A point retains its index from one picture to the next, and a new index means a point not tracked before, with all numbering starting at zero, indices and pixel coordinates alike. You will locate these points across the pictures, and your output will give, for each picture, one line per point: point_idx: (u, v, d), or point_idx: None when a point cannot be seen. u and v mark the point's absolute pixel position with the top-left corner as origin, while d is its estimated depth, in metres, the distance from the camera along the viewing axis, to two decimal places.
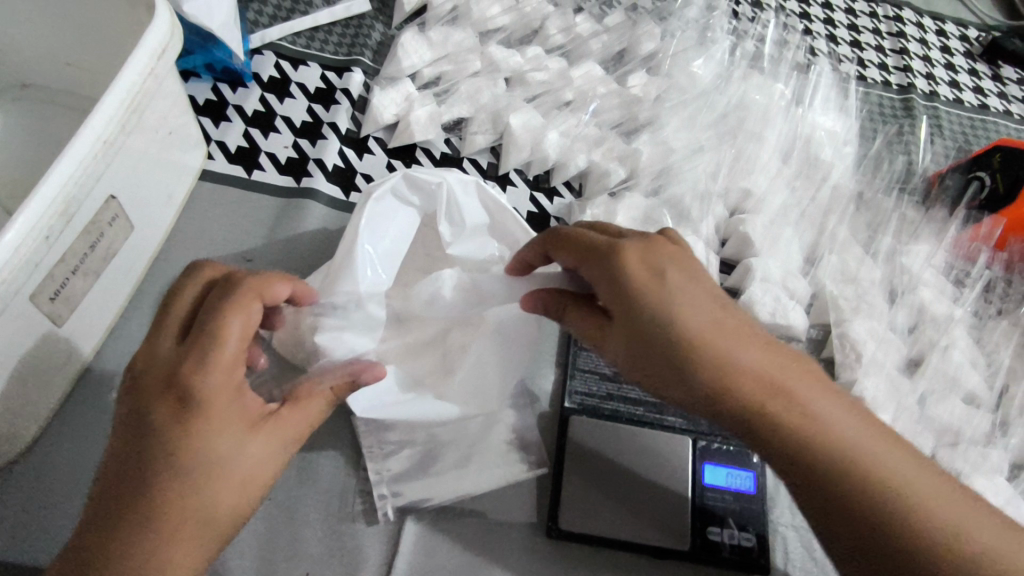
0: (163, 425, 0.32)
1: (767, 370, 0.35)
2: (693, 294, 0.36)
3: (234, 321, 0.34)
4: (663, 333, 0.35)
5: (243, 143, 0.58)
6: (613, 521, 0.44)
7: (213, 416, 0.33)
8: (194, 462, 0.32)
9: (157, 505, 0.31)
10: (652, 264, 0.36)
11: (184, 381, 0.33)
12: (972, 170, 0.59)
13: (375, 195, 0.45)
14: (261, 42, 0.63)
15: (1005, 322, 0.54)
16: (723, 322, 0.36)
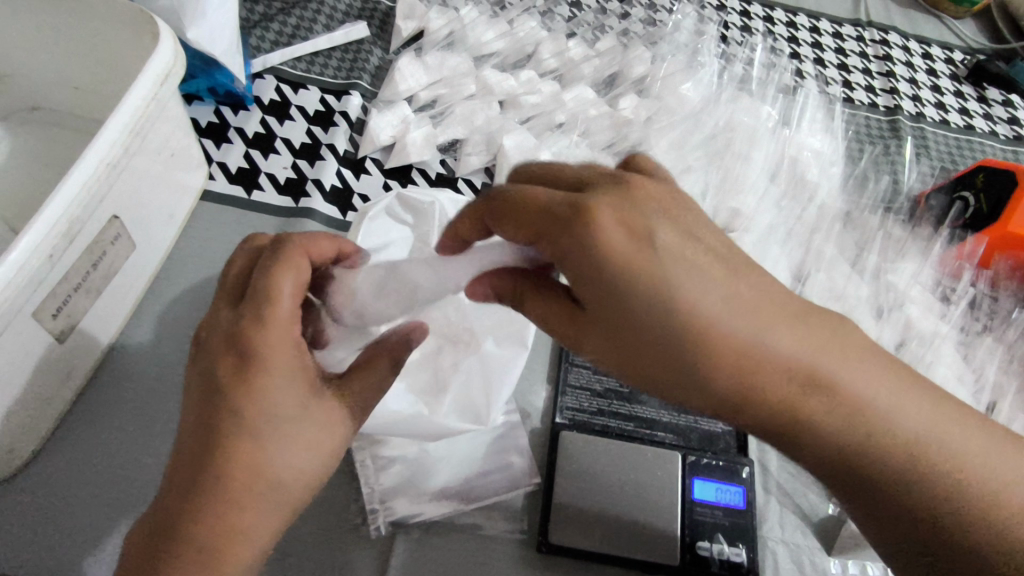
0: (229, 385, 0.32)
1: (781, 349, 0.31)
2: (684, 272, 0.31)
3: (285, 279, 0.33)
4: (668, 322, 0.31)
5: (243, 164, 0.59)
6: (604, 537, 0.45)
7: (273, 376, 0.33)
8: (257, 424, 0.32)
9: (225, 467, 0.32)
10: (632, 236, 0.31)
11: (244, 342, 0.33)
12: (957, 190, 0.60)
13: (370, 214, 0.48)
14: (263, 67, 0.65)
15: (989, 339, 0.55)
16: (730, 288, 0.31)
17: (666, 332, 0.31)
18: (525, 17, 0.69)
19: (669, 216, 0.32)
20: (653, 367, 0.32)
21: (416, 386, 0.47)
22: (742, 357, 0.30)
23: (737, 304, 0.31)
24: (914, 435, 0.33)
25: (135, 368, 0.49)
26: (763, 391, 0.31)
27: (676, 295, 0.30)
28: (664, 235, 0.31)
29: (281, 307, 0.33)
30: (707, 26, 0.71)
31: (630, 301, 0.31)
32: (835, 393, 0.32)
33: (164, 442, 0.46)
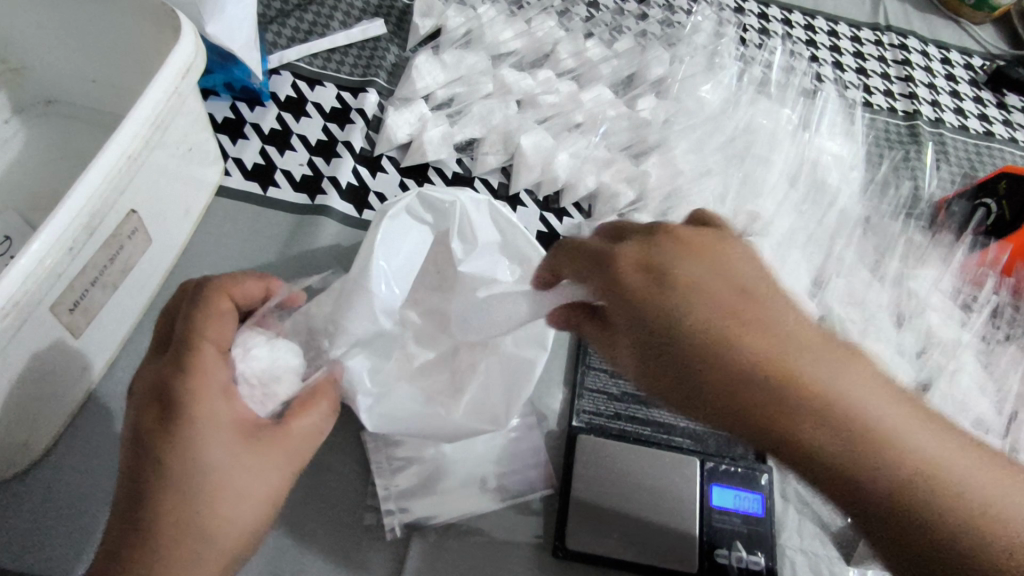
0: (155, 436, 0.33)
1: (700, 331, 0.34)
2: (699, 299, 0.34)
3: (207, 330, 0.36)
4: (690, 333, 0.34)
5: (259, 160, 0.59)
6: (621, 543, 0.44)
7: (198, 421, 0.34)
8: (180, 468, 0.33)
9: (152, 518, 0.32)
10: (647, 266, 0.36)
11: (166, 390, 0.34)
12: (978, 197, 0.59)
13: (391, 212, 0.46)
14: (280, 63, 0.64)
15: (1012, 348, 0.54)
16: (727, 313, 0.34)
17: (698, 344, 0.33)
18: (543, 16, 0.69)
19: (692, 255, 0.36)
20: (670, 380, 0.35)
21: (433, 385, 0.47)
22: (758, 364, 0.32)
23: (750, 325, 0.33)
24: (939, 473, 0.30)
25: None
26: (755, 402, 0.32)
27: (693, 323, 0.34)
28: (695, 269, 0.36)
29: (205, 357, 0.35)
30: (727, 27, 0.70)
31: (654, 322, 0.35)
32: (857, 411, 0.31)
33: None
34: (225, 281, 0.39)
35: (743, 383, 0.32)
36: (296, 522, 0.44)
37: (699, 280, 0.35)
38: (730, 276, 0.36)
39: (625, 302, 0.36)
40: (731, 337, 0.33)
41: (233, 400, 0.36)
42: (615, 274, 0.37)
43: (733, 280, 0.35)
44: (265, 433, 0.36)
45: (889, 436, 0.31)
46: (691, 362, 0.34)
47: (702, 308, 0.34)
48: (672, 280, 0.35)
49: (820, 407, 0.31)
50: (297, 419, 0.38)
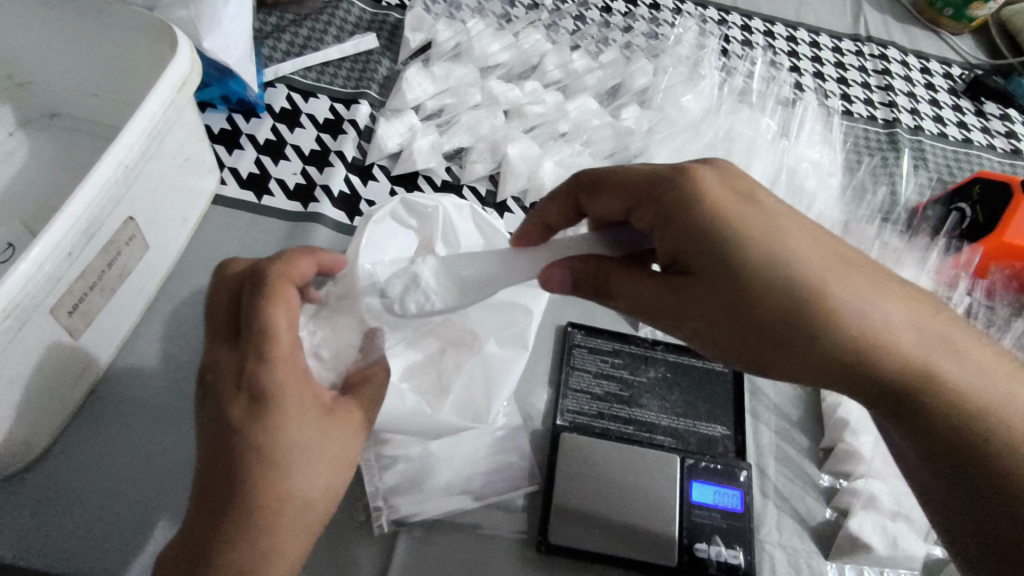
0: (249, 425, 0.33)
1: (809, 263, 0.35)
2: (766, 221, 0.36)
3: (277, 318, 0.35)
4: (795, 292, 0.34)
5: (254, 170, 0.61)
6: (603, 538, 0.45)
7: (289, 405, 0.34)
8: (279, 450, 0.33)
9: (254, 502, 0.33)
10: (728, 190, 0.37)
11: (253, 378, 0.34)
12: (953, 202, 0.61)
13: (376, 216, 0.47)
14: (275, 76, 0.67)
15: None
16: (829, 259, 0.36)
17: (804, 279, 0.35)
18: (530, 29, 0.71)
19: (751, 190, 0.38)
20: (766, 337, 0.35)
21: (419, 385, 0.48)
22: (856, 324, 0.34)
23: (844, 278, 0.35)
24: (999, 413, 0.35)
25: (145, 366, 0.50)
26: (846, 334, 0.34)
27: (801, 279, 0.35)
28: (775, 219, 0.36)
29: (283, 344, 0.35)
30: (709, 39, 0.72)
31: (747, 280, 0.35)
32: (938, 354, 0.35)
33: (174, 439, 0.47)
34: (283, 265, 0.37)
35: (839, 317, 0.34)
36: None
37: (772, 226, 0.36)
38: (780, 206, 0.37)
39: (705, 253, 0.36)
40: (807, 271, 0.35)
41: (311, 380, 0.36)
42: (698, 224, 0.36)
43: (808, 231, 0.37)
44: (340, 407, 0.37)
45: (955, 378, 0.35)
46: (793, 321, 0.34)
47: (808, 258, 0.35)
48: (748, 201, 0.37)
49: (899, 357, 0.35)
50: (366, 392, 0.39)
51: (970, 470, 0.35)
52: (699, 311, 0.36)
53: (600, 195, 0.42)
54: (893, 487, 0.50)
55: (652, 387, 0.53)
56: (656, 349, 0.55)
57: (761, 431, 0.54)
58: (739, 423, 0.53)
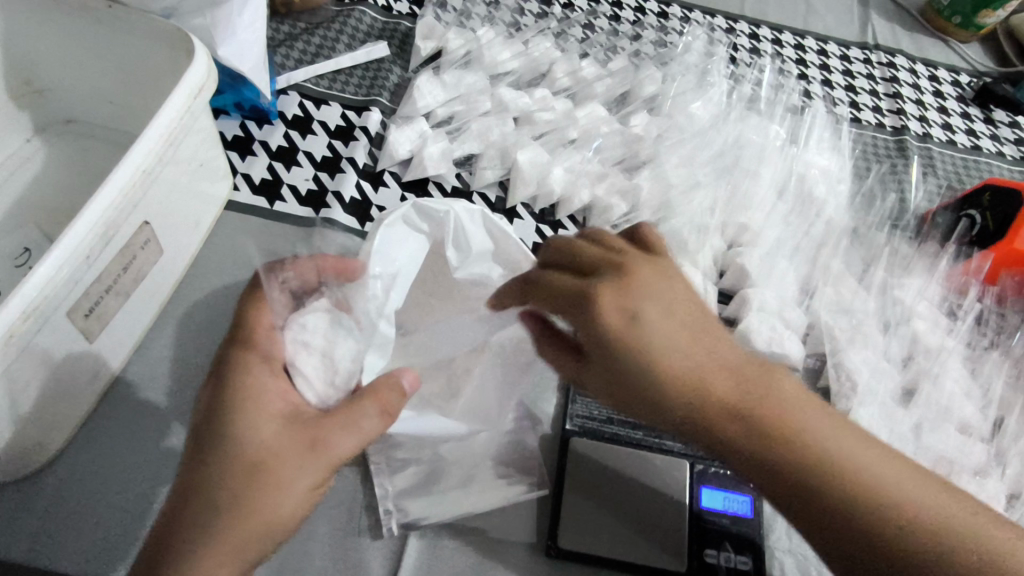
0: (206, 419, 0.39)
1: (710, 373, 0.37)
2: (665, 327, 0.38)
3: (258, 315, 0.43)
4: (694, 400, 0.37)
5: (267, 176, 0.62)
6: (611, 544, 0.46)
7: (247, 385, 0.39)
8: (223, 432, 0.38)
9: (185, 476, 0.37)
10: (625, 306, 0.38)
11: (220, 367, 0.41)
12: (963, 208, 0.61)
13: (386, 221, 0.46)
14: (287, 83, 0.67)
15: (995, 355, 0.56)
16: (691, 341, 0.38)
17: (692, 409, 0.37)
18: (540, 37, 0.72)
19: (624, 284, 0.39)
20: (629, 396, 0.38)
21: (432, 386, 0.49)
22: (713, 391, 0.37)
23: (713, 352, 0.38)
24: (868, 480, 0.35)
25: (158, 370, 0.51)
26: (729, 433, 0.36)
27: (655, 356, 0.38)
28: (648, 301, 0.39)
29: (256, 339, 0.42)
30: (717, 47, 0.73)
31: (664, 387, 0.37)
32: (817, 455, 0.36)
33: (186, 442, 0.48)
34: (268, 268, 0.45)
35: (720, 422, 0.37)
36: None
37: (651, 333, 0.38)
38: (671, 296, 0.40)
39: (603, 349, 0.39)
40: (698, 375, 0.37)
41: (271, 375, 0.41)
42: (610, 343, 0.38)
43: (675, 313, 0.39)
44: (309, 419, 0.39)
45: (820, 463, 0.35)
46: (701, 399, 0.37)
47: (708, 369, 0.37)
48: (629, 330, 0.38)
49: (790, 452, 0.36)
50: (342, 410, 0.40)
51: (862, 552, 0.34)
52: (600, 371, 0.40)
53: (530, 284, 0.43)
54: None
55: None
56: None
57: None
58: None
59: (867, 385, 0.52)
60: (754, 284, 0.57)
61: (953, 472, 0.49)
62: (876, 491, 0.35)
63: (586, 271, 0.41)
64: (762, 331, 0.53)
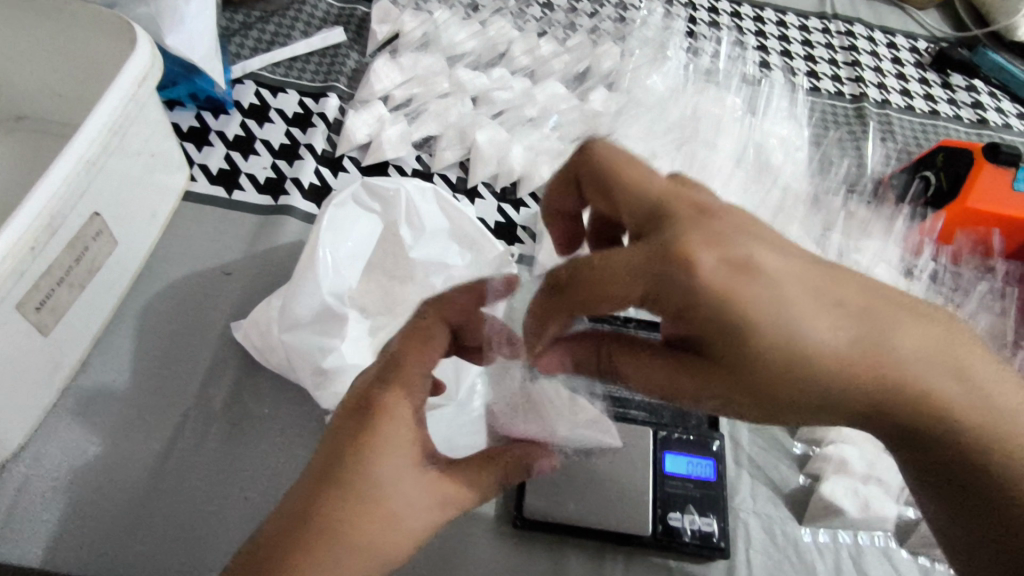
0: (349, 442, 0.34)
1: (836, 340, 0.33)
2: (785, 285, 0.32)
3: (420, 352, 0.38)
4: (823, 372, 0.33)
5: (224, 166, 0.61)
6: (575, 510, 0.46)
7: (391, 425, 0.35)
8: (356, 473, 0.33)
9: (304, 510, 0.32)
10: (722, 269, 0.32)
11: (369, 396, 0.35)
12: (918, 170, 0.62)
13: (334, 199, 0.46)
14: (243, 72, 0.67)
15: (952, 312, 0.57)
16: (817, 306, 0.33)
17: (823, 380, 0.33)
18: (497, 18, 0.72)
19: (716, 251, 0.33)
20: (774, 401, 0.34)
21: None
22: (873, 372, 0.33)
23: (868, 324, 0.33)
24: (995, 440, 0.35)
25: (118, 362, 0.50)
26: (868, 391, 0.34)
27: (780, 332, 0.32)
28: (729, 256, 0.32)
29: (407, 374, 0.36)
30: (675, 22, 0.73)
31: (768, 361, 0.33)
32: (945, 388, 0.34)
33: (149, 432, 0.48)
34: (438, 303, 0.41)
35: (860, 376, 0.33)
36: (262, 501, 0.46)
37: (790, 326, 0.32)
38: (782, 266, 0.33)
39: (718, 340, 0.33)
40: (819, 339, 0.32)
41: (418, 425, 0.37)
42: (739, 341, 0.33)
43: (823, 300, 0.33)
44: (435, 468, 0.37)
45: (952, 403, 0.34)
46: (870, 385, 0.33)
47: (838, 324, 0.33)
48: (738, 304, 0.32)
49: (930, 399, 0.34)
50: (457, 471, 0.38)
51: (965, 476, 0.36)
52: (713, 375, 0.35)
53: (589, 303, 0.35)
54: (866, 450, 0.51)
55: None
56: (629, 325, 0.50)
57: None
58: None
59: None
60: None
61: None
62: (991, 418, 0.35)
63: (664, 260, 0.33)
64: None
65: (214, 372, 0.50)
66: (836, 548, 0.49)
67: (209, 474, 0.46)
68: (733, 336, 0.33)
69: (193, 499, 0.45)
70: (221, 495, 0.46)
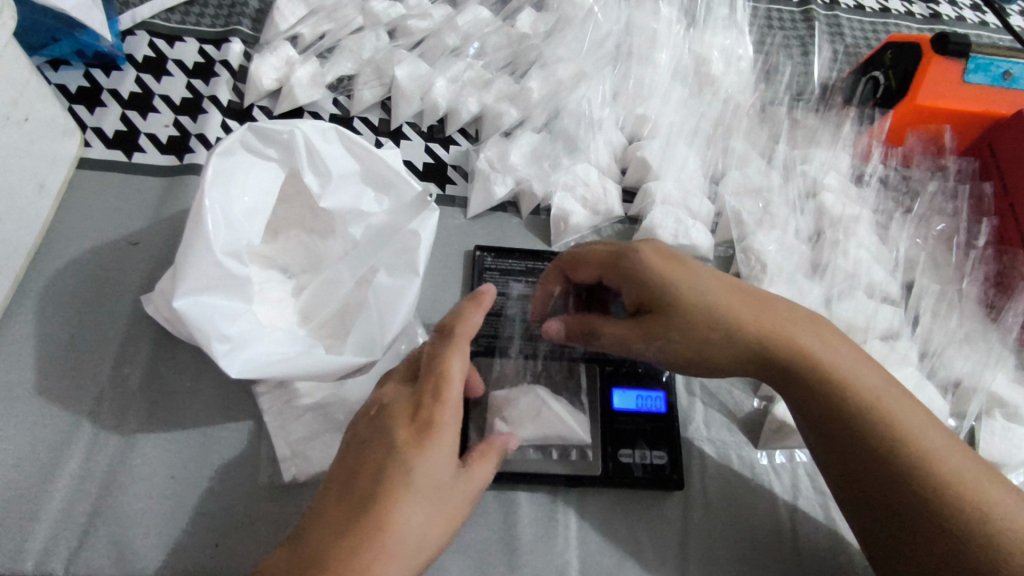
0: (412, 454, 0.32)
1: (741, 312, 0.39)
2: (704, 274, 0.40)
3: (457, 365, 0.36)
4: (727, 332, 0.38)
5: (121, 127, 0.56)
6: (522, 455, 0.44)
7: (451, 435, 0.34)
8: (419, 480, 0.32)
9: (367, 520, 0.30)
10: (663, 253, 0.41)
11: (424, 412, 0.34)
12: (868, 71, 0.59)
13: (220, 146, 0.40)
14: (132, 23, 0.60)
15: (905, 217, 0.54)
16: (734, 291, 0.39)
17: (728, 341, 0.38)
18: None
19: (661, 250, 0.41)
20: (695, 355, 0.40)
21: (322, 328, 0.45)
22: (775, 342, 0.38)
23: (783, 316, 0.39)
24: (918, 445, 0.35)
25: (18, 348, 0.46)
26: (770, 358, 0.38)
27: (695, 296, 0.39)
28: (672, 251, 0.41)
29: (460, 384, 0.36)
30: None
31: (685, 318, 0.39)
32: (850, 385, 0.37)
33: (59, 420, 0.44)
34: (456, 319, 0.39)
35: (764, 345, 0.38)
36: (191, 480, 0.43)
37: (701, 293, 0.39)
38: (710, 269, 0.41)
39: (650, 299, 0.40)
40: (729, 310, 0.39)
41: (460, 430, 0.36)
42: (668, 300, 0.39)
43: (747, 294, 0.40)
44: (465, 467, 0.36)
45: (856, 399, 0.36)
46: (784, 357, 0.38)
47: (743, 308, 0.39)
48: (661, 273, 0.40)
49: (834, 388, 0.37)
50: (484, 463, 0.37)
51: (873, 474, 0.36)
52: (652, 331, 0.40)
53: (576, 265, 0.44)
54: None
55: None
56: None
57: None
58: None
59: (777, 263, 0.50)
60: (656, 177, 0.54)
61: (866, 337, 0.48)
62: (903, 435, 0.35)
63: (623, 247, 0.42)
64: (667, 225, 0.51)
65: (127, 350, 0.47)
66: (793, 468, 0.48)
67: (131, 457, 0.43)
68: (659, 295, 0.39)
69: (115, 486, 0.42)
70: (146, 478, 0.43)
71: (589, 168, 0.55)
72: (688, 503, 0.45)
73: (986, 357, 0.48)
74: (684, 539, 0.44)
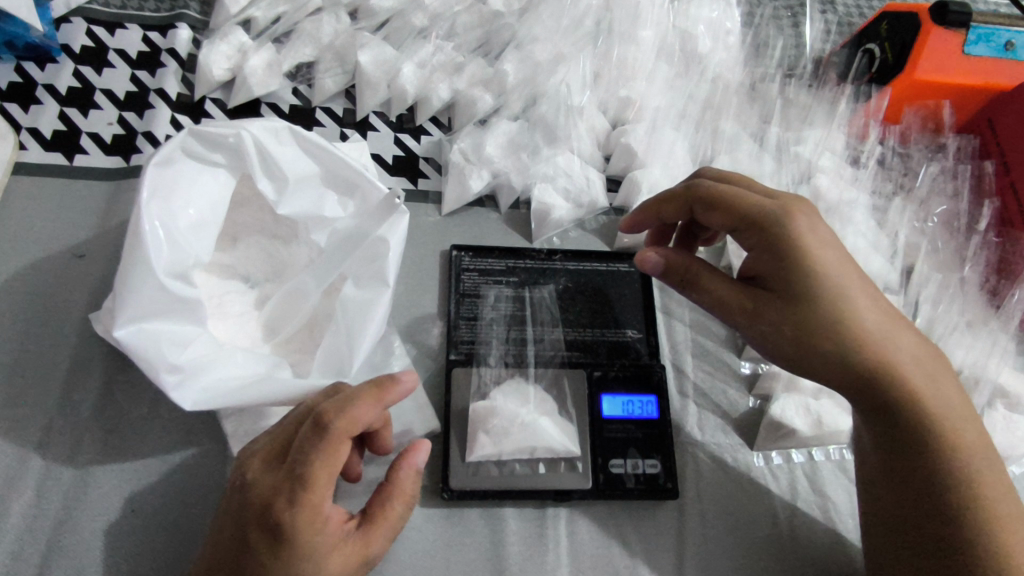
0: (263, 561, 0.30)
1: (868, 315, 0.36)
2: (847, 266, 0.36)
3: (321, 469, 0.30)
4: (848, 333, 0.35)
5: (60, 126, 0.51)
6: (508, 470, 0.42)
7: (305, 543, 0.30)
8: None
9: None
10: (818, 232, 0.37)
11: (273, 518, 0.30)
12: (862, 43, 0.56)
13: (155, 157, 0.36)
14: (67, 9, 0.55)
15: (902, 200, 0.52)
16: (867, 291, 0.36)
17: (845, 342, 0.35)
18: None
19: (812, 226, 0.37)
20: (807, 344, 0.36)
21: (288, 344, 0.42)
22: (890, 354, 0.35)
23: (901, 331, 0.36)
24: (987, 484, 0.34)
25: None
26: (879, 368, 0.35)
27: (834, 284, 0.35)
28: (819, 225, 0.37)
29: (320, 484, 0.30)
30: None
31: (814, 307, 0.35)
32: (942, 412, 0.35)
33: (4, 455, 0.40)
34: (340, 404, 0.32)
35: (878, 354, 0.35)
36: (152, 514, 0.40)
37: (840, 286, 0.36)
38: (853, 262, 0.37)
39: (784, 275, 0.36)
40: (858, 309, 0.35)
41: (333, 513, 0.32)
42: (797, 285, 0.36)
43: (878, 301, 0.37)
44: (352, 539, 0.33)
45: (943, 426, 0.35)
46: (891, 373, 0.35)
47: (873, 316, 0.36)
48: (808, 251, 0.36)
49: (925, 411, 0.35)
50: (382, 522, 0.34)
51: (936, 500, 0.34)
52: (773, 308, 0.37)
53: (710, 209, 0.39)
54: None
55: (550, 303, 0.48)
56: (553, 259, 0.49)
57: (674, 328, 0.50)
58: (649, 323, 0.48)
59: None
60: (642, 165, 0.51)
61: None
62: (973, 473, 0.34)
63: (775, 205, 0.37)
64: None
65: (77, 373, 0.43)
66: (791, 469, 0.46)
67: (85, 492, 0.40)
68: (798, 272, 0.36)
69: (68, 525, 0.39)
70: (102, 513, 0.40)
71: (570, 158, 0.51)
72: (683, 513, 0.43)
73: (990, 347, 0.46)
74: (679, 551, 0.42)
